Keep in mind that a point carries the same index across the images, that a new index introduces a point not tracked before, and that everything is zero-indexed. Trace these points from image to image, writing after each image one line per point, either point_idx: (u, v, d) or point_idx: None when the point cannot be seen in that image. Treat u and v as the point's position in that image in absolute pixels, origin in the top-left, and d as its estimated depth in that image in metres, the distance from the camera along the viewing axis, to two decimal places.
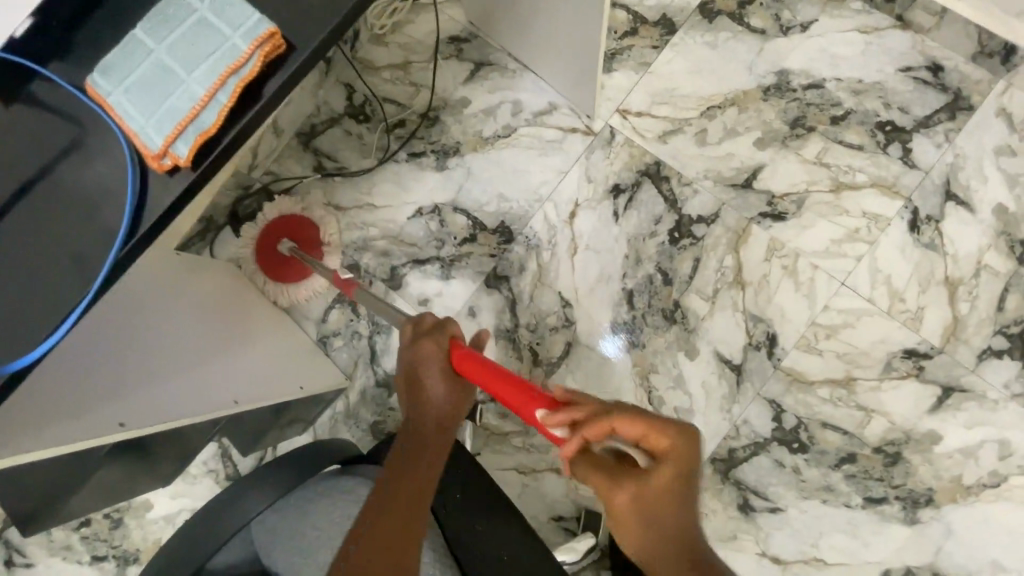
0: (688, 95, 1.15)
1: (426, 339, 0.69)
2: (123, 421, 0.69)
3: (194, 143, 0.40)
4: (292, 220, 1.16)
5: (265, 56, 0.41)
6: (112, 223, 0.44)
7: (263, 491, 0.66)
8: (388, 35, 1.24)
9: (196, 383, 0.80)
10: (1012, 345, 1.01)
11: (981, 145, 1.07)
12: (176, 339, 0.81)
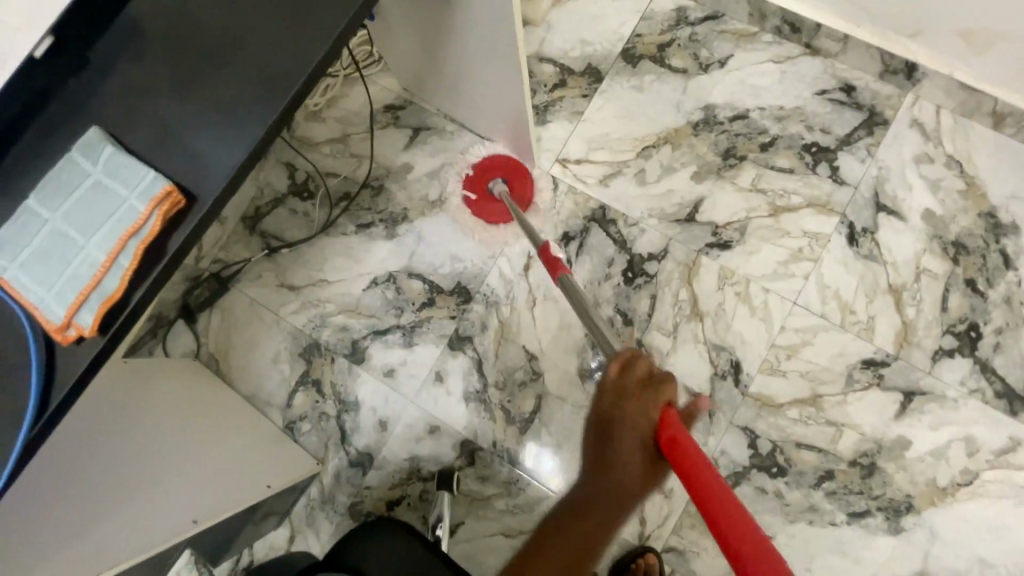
0: (622, 138, 1.18)
1: (636, 400, 0.66)
2: (64, 572, 0.66)
3: (98, 310, 0.43)
4: (511, 162, 1.18)
5: (164, 213, 0.44)
6: (21, 394, 0.44)
7: None
8: (324, 111, 1.25)
9: (152, 504, 0.78)
10: (961, 343, 1.05)
11: (901, 156, 1.12)
12: (128, 457, 0.81)
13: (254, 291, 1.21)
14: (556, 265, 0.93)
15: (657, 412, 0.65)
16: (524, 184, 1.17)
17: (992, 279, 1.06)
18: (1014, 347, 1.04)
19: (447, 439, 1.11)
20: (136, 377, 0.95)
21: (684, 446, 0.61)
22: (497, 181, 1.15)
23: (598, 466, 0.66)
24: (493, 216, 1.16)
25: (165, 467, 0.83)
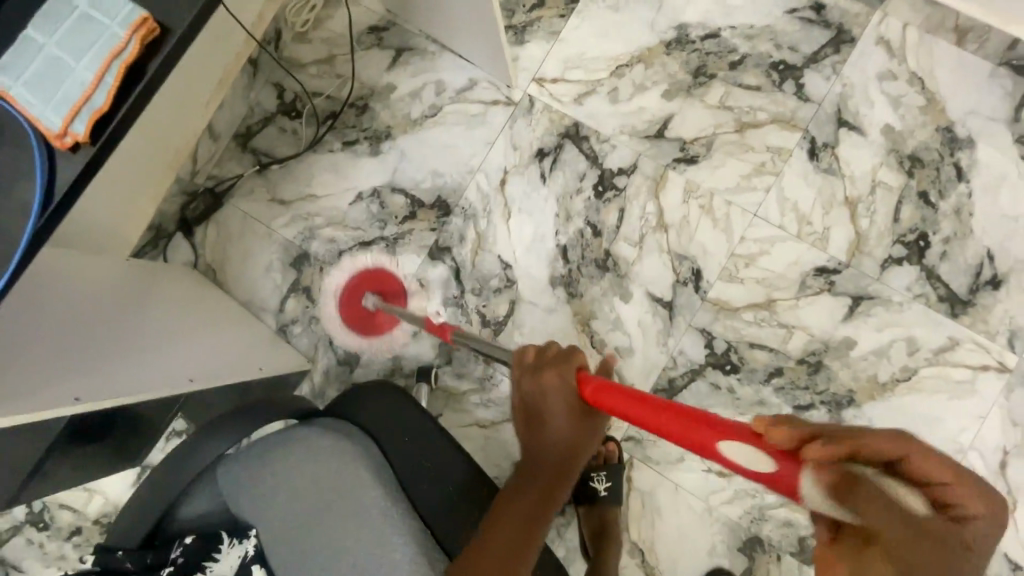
0: (596, 58, 1.22)
1: (550, 371, 0.74)
2: (78, 396, 0.74)
3: (89, 119, 0.50)
4: (375, 273, 1.23)
5: (142, 39, 0.51)
6: (25, 199, 0.51)
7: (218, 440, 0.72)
8: (311, 32, 1.29)
9: (114, 373, 0.81)
10: (909, 252, 1.11)
11: (865, 74, 1.15)
12: (123, 330, 0.89)
13: (247, 205, 1.28)
14: (442, 329, 1.07)
15: (575, 373, 0.73)
16: (390, 277, 1.23)
17: (945, 192, 1.11)
18: (959, 256, 1.09)
19: (427, 340, 1.20)
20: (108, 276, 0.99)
21: (601, 385, 0.68)
22: (368, 296, 1.19)
23: (533, 448, 0.76)
24: (377, 329, 1.21)
25: (150, 346, 0.90)
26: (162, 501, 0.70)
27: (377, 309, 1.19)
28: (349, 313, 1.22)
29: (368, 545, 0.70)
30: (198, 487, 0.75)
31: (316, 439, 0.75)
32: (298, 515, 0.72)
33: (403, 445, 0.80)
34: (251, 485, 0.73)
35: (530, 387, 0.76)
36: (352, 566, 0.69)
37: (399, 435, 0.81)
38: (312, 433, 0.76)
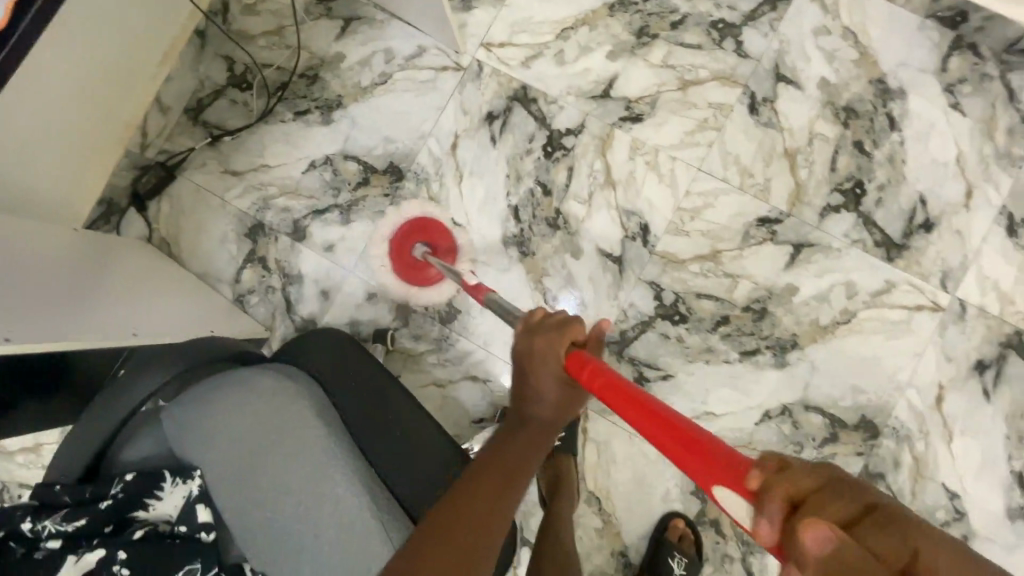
0: (542, 21, 1.23)
1: (543, 335, 0.73)
2: (8, 337, 0.73)
3: None
4: (422, 223, 1.22)
5: None
6: None
7: (149, 377, 0.72)
8: (258, 3, 1.27)
9: (45, 324, 0.80)
10: (846, 200, 1.14)
11: (801, 30, 1.17)
12: (55, 293, 0.89)
13: (200, 178, 1.27)
14: (478, 288, 0.99)
15: (569, 345, 0.72)
16: (441, 231, 1.21)
17: (878, 140, 1.14)
18: (893, 201, 1.13)
19: (384, 303, 1.22)
20: (50, 250, 1.00)
21: (602, 372, 0.65)
22: (417, 246, 1.18)
23: (517, 410, 0.72)
24: (426, 281, 1.18)
25: (85, 306, 0.90)
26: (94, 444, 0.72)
27: (424, 258, 1.17)
28: (396, 257, 1.21)
29: (312, 484, 0.72)
30: (141, 431, 0.75)
31: (254, 380, 0.76)
32: (242, 454, 0.73)
33: (347, 389, 0.82)
34: (191, 425, 0.74)
35: (540, 348, 0.72)
36: (294, 503, 0.72)
37: (341, 377, 0.83)
38: (250, 373, 0.77)
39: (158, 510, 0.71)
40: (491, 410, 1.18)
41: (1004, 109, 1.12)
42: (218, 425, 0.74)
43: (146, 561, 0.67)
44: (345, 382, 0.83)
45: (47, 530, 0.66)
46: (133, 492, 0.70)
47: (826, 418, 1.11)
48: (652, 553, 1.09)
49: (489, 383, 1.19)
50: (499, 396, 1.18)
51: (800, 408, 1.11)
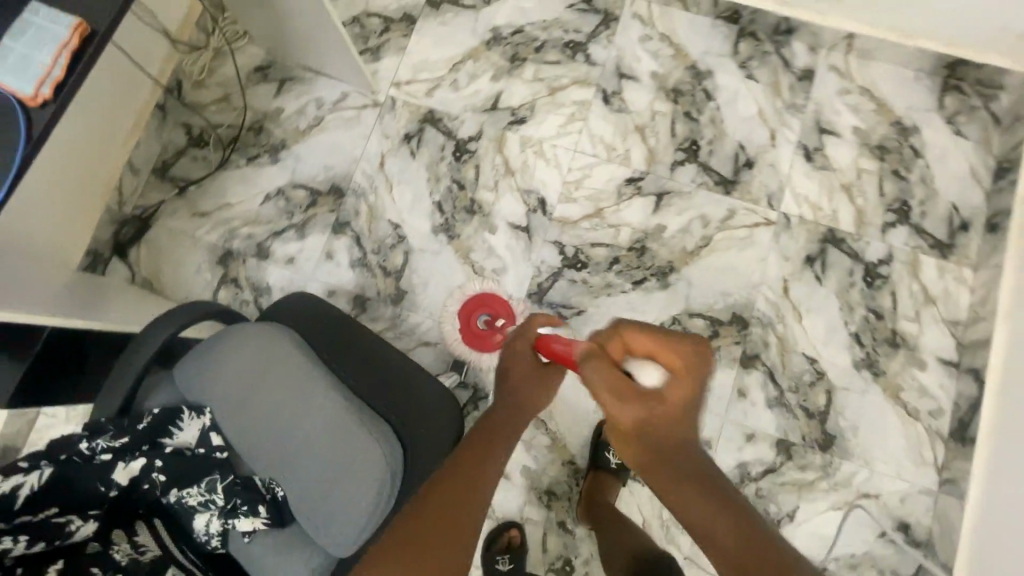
0: (437, 61, 1.58)
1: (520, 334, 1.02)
2: (55, 314, 0.96)
3: None
4: (489, 297, 1.36)
5: None
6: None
7: (160, 328, 0.92)
8: (206, 78, 1.57)
9: (77, 311, 1.04)
10: (688, 155, 1.49)
11: (630, 40, 1.56)
12: (68, 307, 1.10)
13: (172, 222, 1.51)
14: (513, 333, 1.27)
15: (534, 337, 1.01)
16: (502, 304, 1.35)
17: (701, 109, 1.51)
18: (721, 151, 1.49)
19: (343, 297, 1.46)
20: (45, 286, 1.18)
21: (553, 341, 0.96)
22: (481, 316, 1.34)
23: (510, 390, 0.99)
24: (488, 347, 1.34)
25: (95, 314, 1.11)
26: (124, 387, 0.89)
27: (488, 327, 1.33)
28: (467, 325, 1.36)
29: (299, 408, 0.95)
30: (161, 385, 0.97)
31: (246, 330, 0.98)
32: (245, 390, 0.96)
33: (319, 335, 1.05)
34: (199, 373, 0.96)
35: (509, 355, 1.03)
36: (287, 423, 0.95)
37: (315, 325, 1.05)
38: (244, 326, 0.99)
39: (181, 437, 0.91)
40: (445, 367, 1.42)
41: (783, 74, 1.52)
42: (227, 368, 0.96)
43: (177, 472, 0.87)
44: (319, 329, 1.05)
45: (100, 446, 0.82)
46: (162, 422, 0.90)
47: (706, 320, 1.40)
48: (593, 452, 1.32)
49: (440, 344, 1.43)
50: (450, 355, 1.43)
51: (685, 316, 1.41)
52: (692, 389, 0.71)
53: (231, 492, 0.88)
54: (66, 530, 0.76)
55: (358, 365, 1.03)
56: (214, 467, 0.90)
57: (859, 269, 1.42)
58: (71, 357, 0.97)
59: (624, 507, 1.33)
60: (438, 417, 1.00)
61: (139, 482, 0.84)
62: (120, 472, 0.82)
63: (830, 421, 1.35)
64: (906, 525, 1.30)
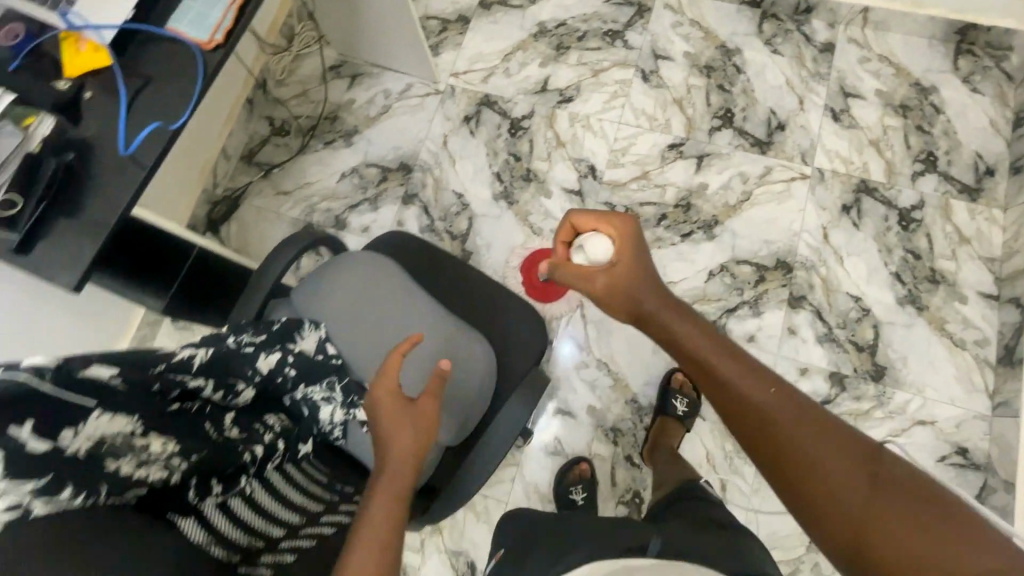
0: (490, 53, 1.76)
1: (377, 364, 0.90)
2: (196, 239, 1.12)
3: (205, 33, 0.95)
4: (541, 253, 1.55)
5: None
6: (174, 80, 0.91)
7: (285, 250, 1.04)
8: (287, 77, 1.78)
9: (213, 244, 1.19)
10: (724, 122, 1.63)
11: (664, 26, 1.74)
12: None
13: (258, 201, 1.68)
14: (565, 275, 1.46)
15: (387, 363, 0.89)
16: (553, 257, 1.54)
17: (733, 82, 1.67)
18: (754, 116, 1.63)
19: None
20: None
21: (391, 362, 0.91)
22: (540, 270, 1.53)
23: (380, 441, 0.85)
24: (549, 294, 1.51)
25: None
26: (254, 304, 1.01)
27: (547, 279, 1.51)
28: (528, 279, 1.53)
29: (409, 328, 1.07)
30: (280, 308, 1.09)
31: (356, 259, 1.11)
32: (355, 308, 1.07)
33: (416, 266, 1.16)
34: (317, 296, 1.08)
35: (376, 400, 0.86)
36: (398, 340, 1.07)
37: (412, 259, 1.17)
38: (355, 257, 1.11)
39: (303, 344, 0.91)
40: None
41: (806, 48, 1.68)
42: (338, 290, 1.08)
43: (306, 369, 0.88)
44: (417, 263, 1.17)
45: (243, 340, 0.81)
46: (288, 328, 0.91)
47: (753, 266, 1.51)
48: (660, 400, 1.41)
49: None
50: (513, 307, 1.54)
51: (732, 263, 1.52)
52: (632, 252, 0.89)
53: (350, 389, 0.92)
54: (233, 390, 0.78)
55: (454, 295, 1.15)
56: (333, 369, 0.92)
57: (894, 215, 1.52)
58: (207, 283, 1.16)
59: (687, 442, 1.41)
60: (527, 335, 1.10)
61: (273, 375, 0.84)
62: (262, 361, 0.82)
63: (879, 353, 1.42)
64: (964, 449, 1.35)
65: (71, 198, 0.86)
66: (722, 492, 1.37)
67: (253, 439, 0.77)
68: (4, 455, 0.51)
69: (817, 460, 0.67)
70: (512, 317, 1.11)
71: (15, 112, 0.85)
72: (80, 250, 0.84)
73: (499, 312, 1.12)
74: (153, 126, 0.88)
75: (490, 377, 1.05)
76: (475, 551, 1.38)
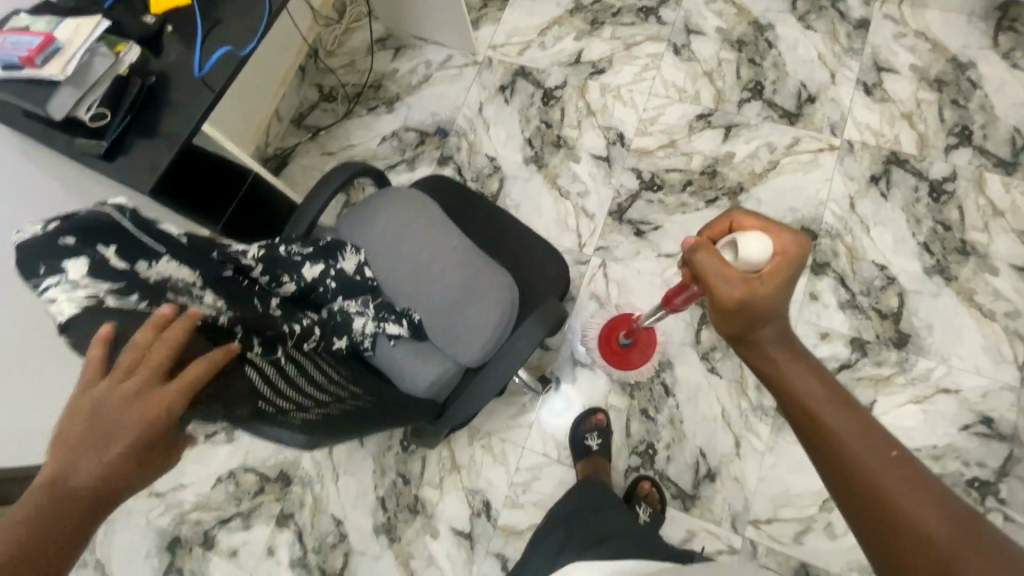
0: (527, 27, 1.84)
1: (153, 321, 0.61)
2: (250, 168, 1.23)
3: None
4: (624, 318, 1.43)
5: None
6: (243, 19, 1.03)
7: (335, 176, 1.10)
8: (336, 49, 1.91)
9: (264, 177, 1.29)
10: (753, 94, 1.66)
11: (697, 3, 1.78)
12: None
13: (304, 160, 1.81)
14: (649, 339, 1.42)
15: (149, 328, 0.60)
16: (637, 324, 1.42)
17: (764, 56, 1.70)
18: (784, 89, 1.66)
19: None
20: None
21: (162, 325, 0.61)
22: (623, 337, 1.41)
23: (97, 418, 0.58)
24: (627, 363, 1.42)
25: None
26: (304, 224, 1.08)
27: (630, 349, 1.41)
28: (607, 341, 1.43)
29: (443, 260, 1.13)
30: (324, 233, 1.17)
31: (398, 193, 1.18)
32: (390, 236, 1.14)
33: (452, 208, 1.24)
34: (360, 226, 1.16)
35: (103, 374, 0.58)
36: (432, 270, 1.13)
37: (448, 201, 1.24)
38: (397, 191, 1.18)
39: (345, 263, 1.07)
40: None
41: (840, 24, 1.69)
42: (373, 221, 1.15)
43: (345, 285, 1.05)
44: (452, 204, 1.24)
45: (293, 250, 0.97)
46: (333, 247, 1.06)
47: None
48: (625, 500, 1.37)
49: None
50: None
51: None
52: (793, 273, 0.69)
53: (380, 306, 1.06)
54: (277, 280, 0.93)
55: (485, 237, 1.21)
56: (367, 288, 1.08)
57: (924, 187, 1.52)
58: (251, 214, 1.28)
59: (705, 398, 1.43)
60: (552, 275, 1.16)
61: (316, 284, 0.99)
62: (306, 269, 0.98)
63: (903, 321, 1.42)
64: (989, 420, 1.33)
65: (149, 116, 0.97)
66: (736, 448, 1.38)
67: (293, 318, 0.89)
68: (90, 263, 0.63)
69: (916, 526, 0.54)
70: (540, 258, 1.17)
71: (109, 40, 0.97)
72: (158, 158, 0.94)
73: (522, 249, 1.19)
74: (225, 56, 1.00)
75: (512, 304, 1.11)
76: (490, 491, 1.44)
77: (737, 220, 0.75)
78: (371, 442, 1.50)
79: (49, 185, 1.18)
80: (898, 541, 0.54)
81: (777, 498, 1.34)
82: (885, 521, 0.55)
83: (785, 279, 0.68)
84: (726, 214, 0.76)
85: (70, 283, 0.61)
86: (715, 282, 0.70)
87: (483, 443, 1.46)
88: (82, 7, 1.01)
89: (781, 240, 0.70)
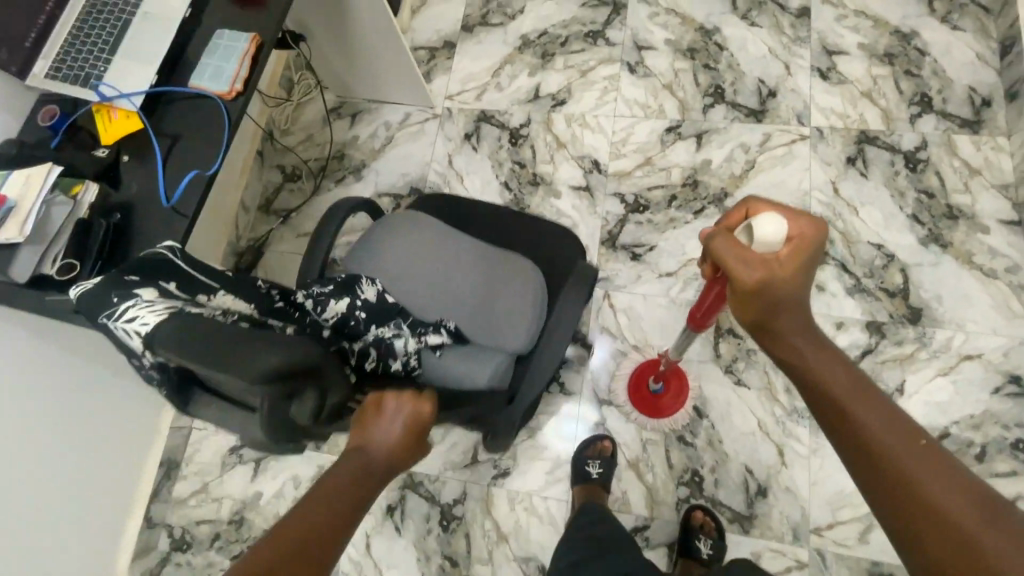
0: (479, 71, 1.83)
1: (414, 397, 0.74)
2: None
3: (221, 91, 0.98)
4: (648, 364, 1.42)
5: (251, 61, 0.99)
6: (202, 134, 0.97)
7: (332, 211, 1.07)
8: (291, 126, 1.86)
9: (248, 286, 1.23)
10: (715, 98, 1.67)
11: (640, 19, 1.80)
12: None
13: (280, 246, 1.74)
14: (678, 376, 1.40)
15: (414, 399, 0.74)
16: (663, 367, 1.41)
17: (717, 59, 1.71)
18: (744, 88, 1.67)
19: None
20: None
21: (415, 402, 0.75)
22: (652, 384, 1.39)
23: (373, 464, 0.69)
24: (661, 408, 1.40)
25: None
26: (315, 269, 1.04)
27: (661, 394, 1.39)
28: (637, 390, 1.41)
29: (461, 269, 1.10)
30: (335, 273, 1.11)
31: (395, 216, 1.15)
32: (399, 261, 1.09)
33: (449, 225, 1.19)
34: (368, 257, 1.10)
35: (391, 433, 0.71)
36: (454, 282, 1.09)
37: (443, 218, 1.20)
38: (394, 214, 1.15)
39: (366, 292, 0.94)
40: None
41: (782, 16, 1.72)
42: (380, 252, 1.10)
43: (375, 311, 0.93)
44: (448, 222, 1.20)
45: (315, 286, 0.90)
46: (348, 278, 0.95)
47: None
48: (682, 540, 1.30)
49: None
50: None
51: None
52: (809, 257, 0.68)
53: (414, 322, 0.97)
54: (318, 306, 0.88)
55: (491, 236, 1.18)
56: (397, 311, 0.96)
57: (900, 159, 1.54)
58: None
59: (738, 412, 1.40)
60: (566, 254, 1.13)
61: (348, 317, 0.89)
62: (331, 302, 0.88)
63: (912, 296, 1.42)
64: (1017, 378, 1.34)
65: (122, 256, 0.91)
66: (780, 458, 1.36)
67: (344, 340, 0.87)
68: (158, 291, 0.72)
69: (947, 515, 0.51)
70: (552, 245, 1.15)
71: (64, 183, 0.90)
72: None
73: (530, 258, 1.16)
74: (192, 179, 0.94)
75: (542, 288, 1.09)
76: (544, 555, 1.37)
77: (751, 205, 0.73)
78: (408, 529, 1.42)
79: (23, 338, 1.13)
80: (918, 525, 0.52)
81: (833, 501, 1.31)
82: (912, 501, 0.53)
83: (801, 264, 0.67)
84: (742, 201, 0.74)
85: (146, 302, 0.68)
86: (733, 266, 0.67)
87: (525, 506, 1.40)
88: (27, 154, 0.94)
89: (799, 224, 0.69)
